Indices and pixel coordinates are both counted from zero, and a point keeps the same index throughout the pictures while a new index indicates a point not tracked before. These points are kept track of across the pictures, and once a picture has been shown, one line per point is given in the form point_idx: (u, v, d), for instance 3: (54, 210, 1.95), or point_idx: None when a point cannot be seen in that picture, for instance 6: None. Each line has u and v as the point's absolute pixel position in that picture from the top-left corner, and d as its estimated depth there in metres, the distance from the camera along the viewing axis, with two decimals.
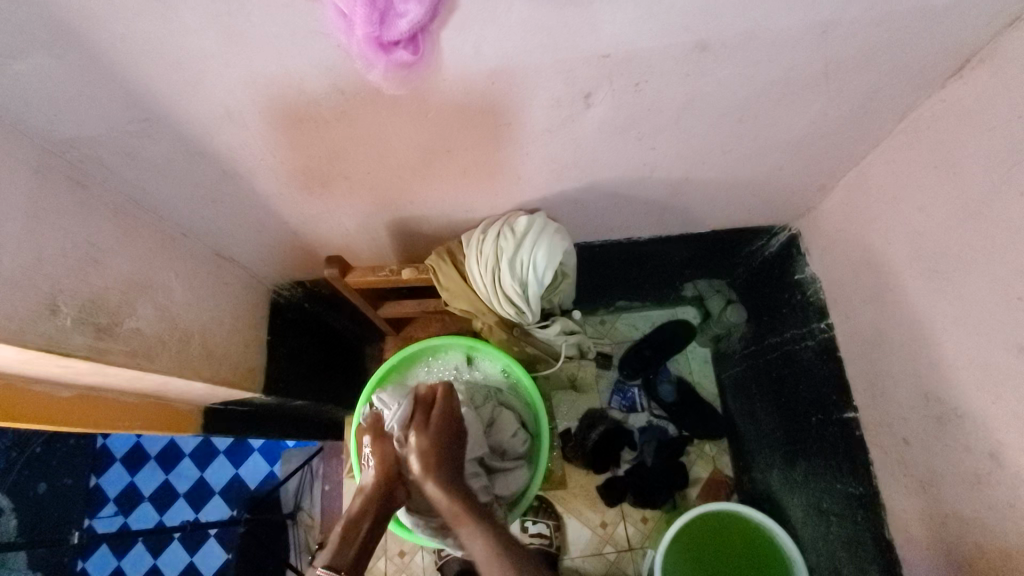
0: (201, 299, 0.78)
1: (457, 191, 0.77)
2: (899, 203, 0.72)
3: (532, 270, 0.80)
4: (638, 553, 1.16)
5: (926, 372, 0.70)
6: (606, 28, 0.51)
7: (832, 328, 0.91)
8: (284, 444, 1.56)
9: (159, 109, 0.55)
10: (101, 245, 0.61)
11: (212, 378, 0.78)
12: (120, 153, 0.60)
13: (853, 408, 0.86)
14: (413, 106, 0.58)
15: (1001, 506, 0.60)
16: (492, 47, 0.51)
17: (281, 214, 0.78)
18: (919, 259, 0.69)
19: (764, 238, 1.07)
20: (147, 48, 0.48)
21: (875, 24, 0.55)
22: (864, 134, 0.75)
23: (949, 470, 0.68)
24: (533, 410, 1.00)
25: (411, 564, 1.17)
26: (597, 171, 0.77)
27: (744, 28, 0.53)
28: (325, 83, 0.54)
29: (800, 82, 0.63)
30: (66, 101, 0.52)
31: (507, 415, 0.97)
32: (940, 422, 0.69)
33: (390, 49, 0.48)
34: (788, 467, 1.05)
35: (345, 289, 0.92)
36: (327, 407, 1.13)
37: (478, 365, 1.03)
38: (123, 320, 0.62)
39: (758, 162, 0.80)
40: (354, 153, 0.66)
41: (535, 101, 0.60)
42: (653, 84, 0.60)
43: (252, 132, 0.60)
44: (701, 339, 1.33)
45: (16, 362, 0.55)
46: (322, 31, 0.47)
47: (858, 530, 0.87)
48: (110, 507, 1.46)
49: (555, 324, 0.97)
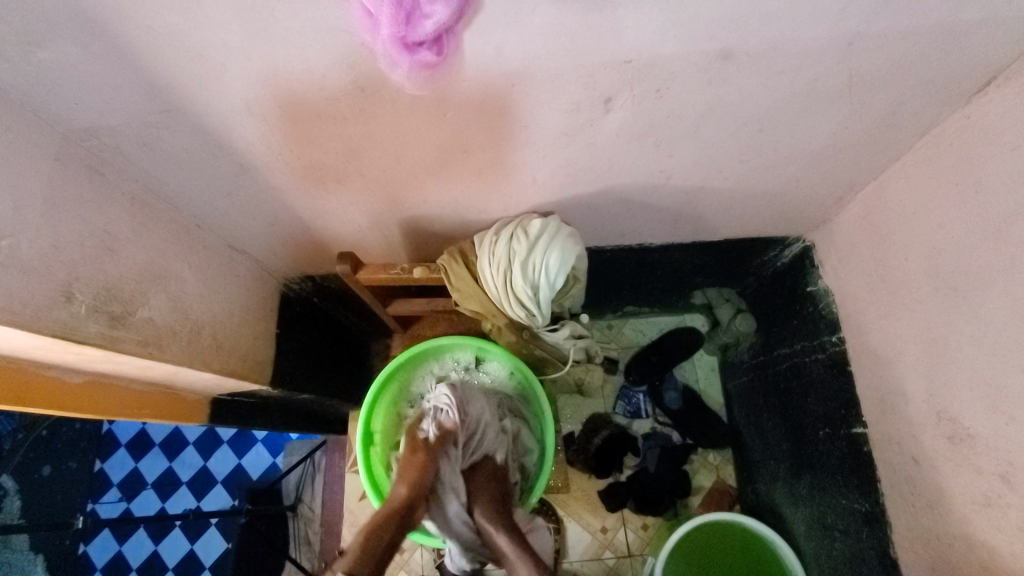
0: (213, 291, 0.78)
1: (472, 192, 0.77)
2: (917, 218, 0.72)
3: (545, 273, 0.80)
4: (638, 559, 1.16)
5: (939, 392, 0.69)
6: (629, 33, 0.50)
7: (843, 342, 0.90)
8: (289, 436, 1.57)
9: (180, 100, 0.55)
10: (118, 234, 0.62)
11: (222, 369, 0.78)
12: (139, 143, 0.61)
13: (863, 422, 0.85)
14: (433, 106, 0.58)
15: (1011, 529, 0.60)
16: (514, 49, 0.51)
17: (296, 210, 0.79)
18: (936, 276, 0.69)
19: (777, 248, 1.06)
20: (171, 41, 0.48)
21: (900, 38, 0.55)
22: (884, 148, 0.74)
23: (958, 490, 0.68)
24: (539, 423, 1.01)
25: (411, 561, 1.17)
26: (613, 175, 0.76)
27: (768, 37, 0.53)
28: (346, 81, 0.54)
29: (823, 93, 0.62)
30: (89, 90, 0.52)
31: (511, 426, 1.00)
32: (951, 443, 0.68)
33: (414, 49, 0.48)
34: (794, 480, 1.04)
35: (355, 285, 0.93)
36: (332, 402, 1.14)
37: (486, 367, 1.04)
38: (137, 309, 0.63)
39: (775, 172, 0.79)
40: (371, 151, 0.66)
41: (555, 104, 0.60)
42: (674, 91, 0.59)
43: (270, 127, 0.60)
44: (709, 347, 1.32)
45: (30, 347, 0.55)
46: (346, 29, 0.47)
47: (862, 547, 0.86)
48: (115, 492, 1.48)
49: (565, 327, 0.96)
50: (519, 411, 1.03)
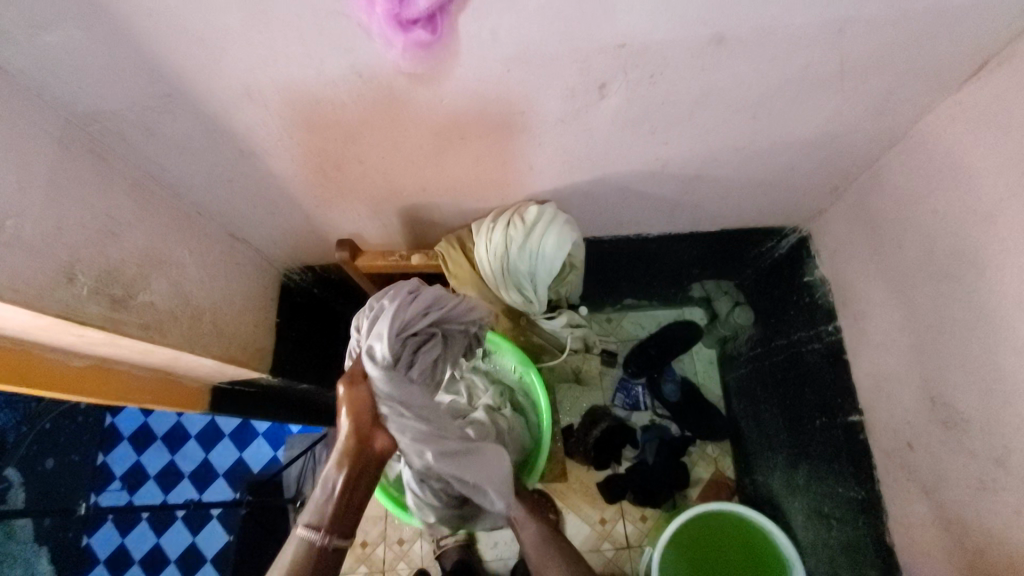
0: (213, 277, 0.79)
1: (470, 180, 0.78)
2: (912, 205, 0.72)
3: (541, 260, 0.81)
4: (636, 550, 1.17)
5: (934, 377, 0.70)
6: (622, 18, 0.51)
7: (840, 331, 0.90)
8: (289, 429, 1.60)
9: (180, 85, 0.56)
10: (120, 218, 0.63)
11: (222, 355, 0.79)
12: (140, 128, 0.62)
13: (858, 411, 0.86)
14: (429, 91, 0.59)
15: (1005, 512, 0.60)
16: (509, 33, 0.52)
17: (295, 197, 0.79)
18: (931, 262, 0.69)
19: (774, 239, 1.06)
20: (171, 23, 0.48)
21: (892, 23, 0.55)
22: (878, 135, 0.74)
23: (953, 475, 0.68)
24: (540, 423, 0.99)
25: (410, 551, 1.18)
26: (609, 163, 0.77)
27: (760, 22, 0.53)
28: (343, 66, 0.54)
29: (816, 79, 0.63)
30: (90, 75, 0.53)
31: (510, 419, 0.98)
32: (946, 427, 0.68)
33: (408, 28, 0.49)
34: (791, 470, 1.04)
35: (354, 273, 0.93)
36: (332, 394, 1.15)
37: (493, 360, 1.02)
38: (138, 292, 0.64)
39: (770, 161, 0.80)
40: (369, 138, 0.67)
41: (551, 90, 0.61)
42: (668, 76, 0.60)
43: (270, 112, 0.61)
44: (708, 340, 1.33)
45: (34, 328, 0.56)
46: (343, 12, 0.48)
47: (858, 534, 0.87)
48: (117, 483, 1.48)
49: (561, 316, 0.97)
50: (522, 402, 1.03)
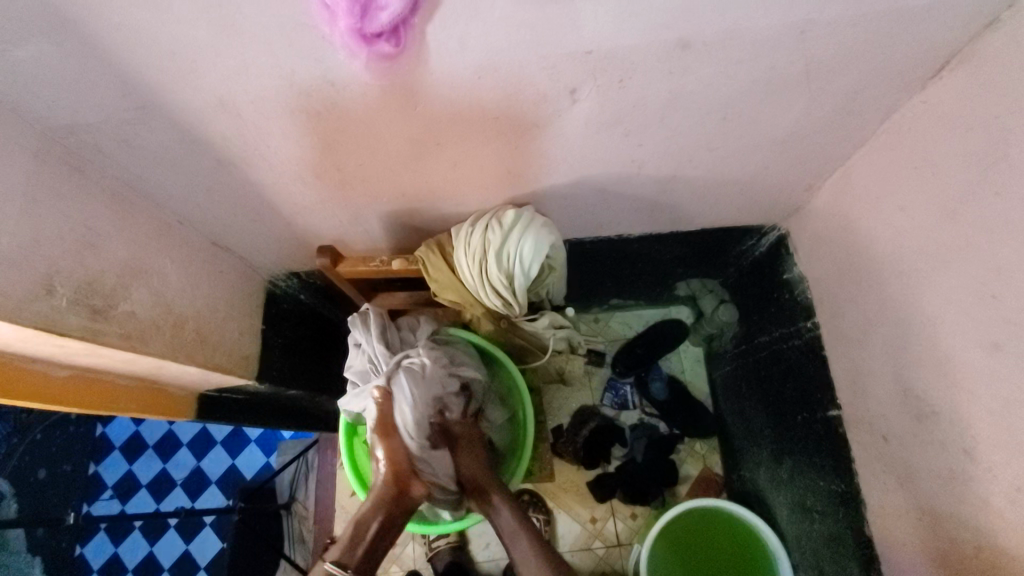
0: (195, 286, 0.80)
1: (449, 184, 0.78)
2: (882, 203, 0.73)
3: (519, 261, 0.82)
4: (626, 548, 1.19)
5: (906, 370, 0.71)
6: (586, 24, 0.52)
7: (818, 327, 0.92)
8: (281, 434, 1.58)
9: (154, 97, 0.57)
10: (97, 229, 0.63)
11: (206, 363, 0.79)
12: (116, 140, 0.62)
13: (837, 405, 0.87)
14: (401, 99, 0.60)
15: (974, 501, 0.61)
16: (476, 41, 0.53)
17: (275, 205, 0.80)
18: (900, 258, 0.70)
19: (755, 237, 1.07)
20: (140, 37, 0.49)
21: (853, 24, 0.56)
22: (847, 134, 0.75)
23: (923, 465, 0.69)
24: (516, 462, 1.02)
25: (401, 555, 1.19)
26: (583, 167, 0.78)
27: (722, 27, 0.55)
28: (315, 75, 0.55)
29: (782, 81, 0.64)
30: (62, 89, 0.54)
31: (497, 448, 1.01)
32: (917, 419, 0.70)
33: (373, 41, 0.50)
34: (775, 465, 1.05)
35: (337, 278, 0.95)
36: (318, 398, 1.16)
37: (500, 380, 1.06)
38: (118, 303, 0.64)
39: (744, 162, 0.81)
40: (345, 145, 0.67)
41: (523, 96, 0.62)
42: (636, 81, 0.61)
43: (244, 121, 0.62)
44: (694, 338, 1.34)
45: (13, 340, 0.57)
46: (308, 24, 0.49)
47: (839, 526, 0.88)
48: (108, 492, 1.49)
49: (544, 317, 0.99)
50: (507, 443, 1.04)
